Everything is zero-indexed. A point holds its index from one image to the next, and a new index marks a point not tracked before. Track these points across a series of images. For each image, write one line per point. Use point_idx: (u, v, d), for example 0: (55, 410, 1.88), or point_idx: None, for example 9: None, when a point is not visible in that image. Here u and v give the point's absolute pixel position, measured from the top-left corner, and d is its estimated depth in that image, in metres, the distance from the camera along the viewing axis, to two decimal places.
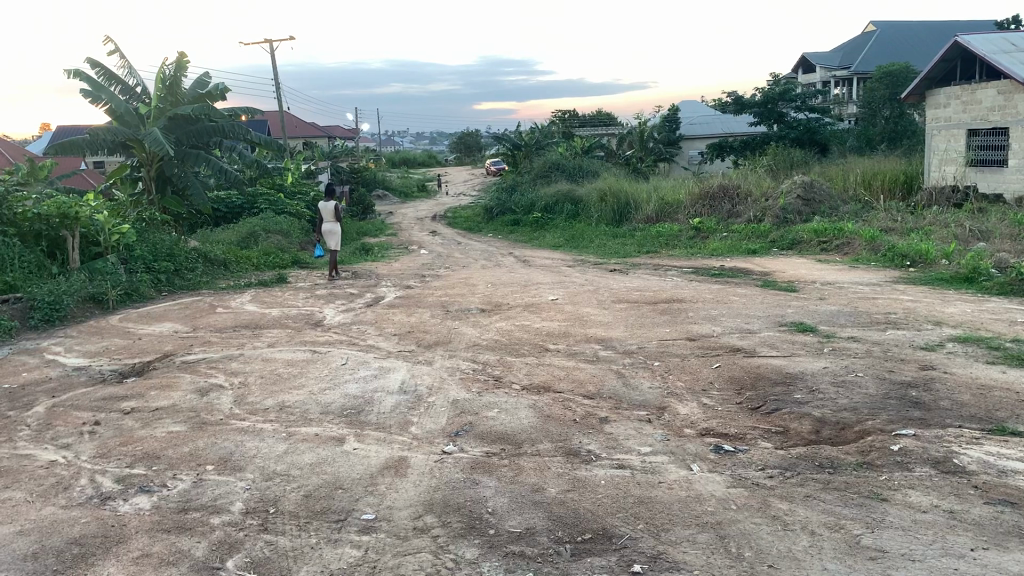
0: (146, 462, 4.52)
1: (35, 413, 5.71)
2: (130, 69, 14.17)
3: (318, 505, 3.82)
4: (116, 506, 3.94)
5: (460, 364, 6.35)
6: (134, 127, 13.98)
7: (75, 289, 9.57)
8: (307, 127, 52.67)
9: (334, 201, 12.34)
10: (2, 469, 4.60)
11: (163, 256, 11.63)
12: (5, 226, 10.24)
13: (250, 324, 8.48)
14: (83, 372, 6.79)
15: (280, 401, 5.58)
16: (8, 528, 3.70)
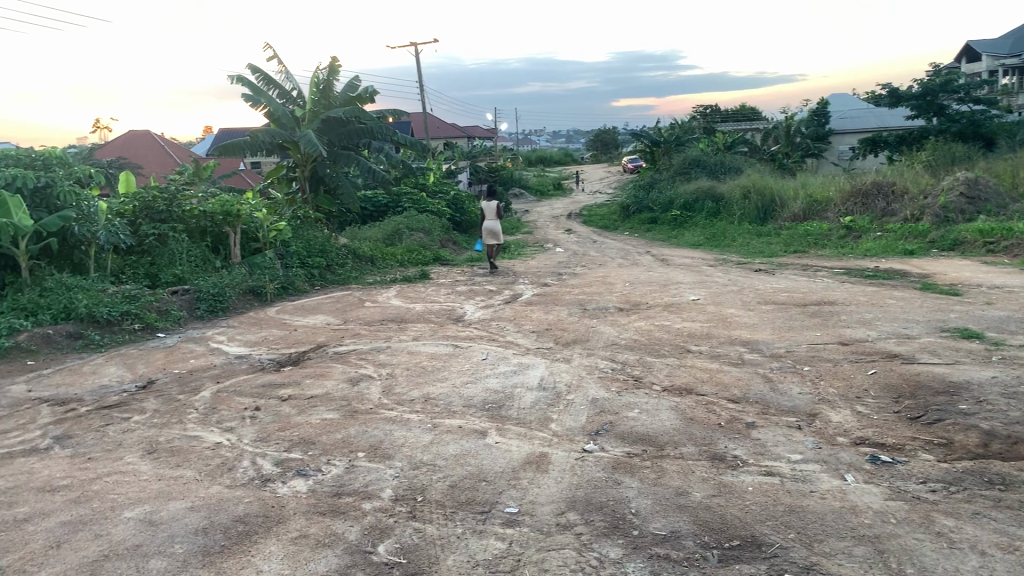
0: (302, 447, 4.77)
1: (202, 397, 6.13)
2: (287, 74, 14.96)
3: (463, 496, 3.92)
4: (276, 487, 4.18)
5: (599, 362, 6.34)
6: (289, 129, 14.74)
7: (236, 282, 10.20)
8: (448, 127, 53.93)
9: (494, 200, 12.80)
10: (175, 448, 4.96)
11: (316, 252, 12.20)
12: (174, 222, 11.02)
13: (396, 318, 8.78)
14: (244, 360, 7.23)
15: (425, 393, 5.76)
16: (181, 503, 3.99)
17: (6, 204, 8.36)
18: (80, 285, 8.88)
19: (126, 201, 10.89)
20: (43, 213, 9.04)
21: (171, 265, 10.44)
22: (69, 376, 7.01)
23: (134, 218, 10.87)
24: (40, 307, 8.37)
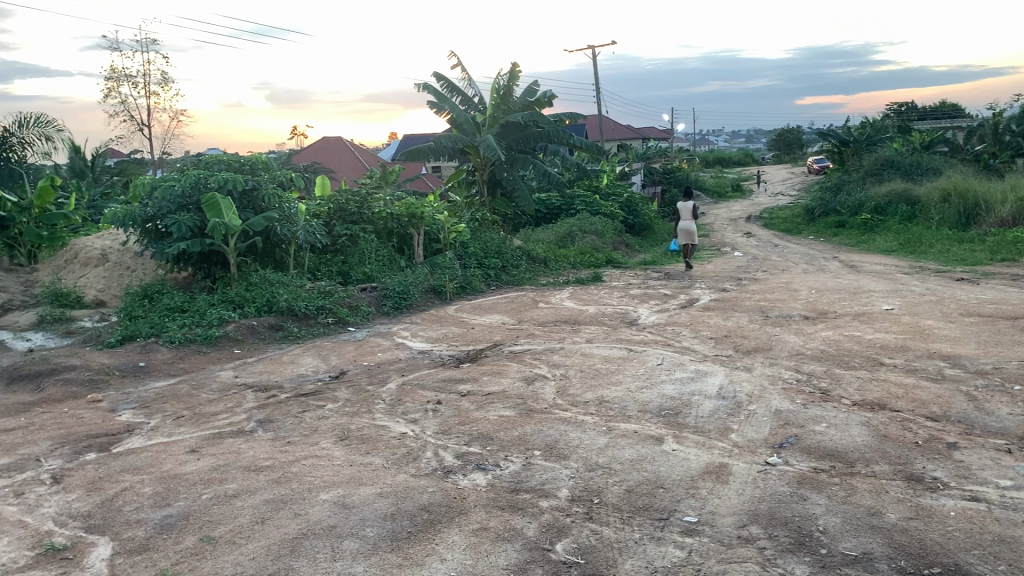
0: (482, 442, 4.92)
1: (388, 388, 6.46)
2: (470, 80, 15.44)
3: (641, 502, 3.90)
4: (457, 479, 4.34)
5: (783, 372, 6.11)
6: (470, 134, 15.21)
7: (419, 281, 10.65)
8: (623, 129, 53.73)
9: (692, 200, 12.86)
10: (364, 436, 5.26)
11: (493, 254, 12.52)
12: (364, 223, 11.65)
13: (570, 320, 8.86)
14: (426, 355, 7.54)
15: (599, 396, 5.77)
16: (371, 489, 4.23)
17: (219, 204, 9.16)
18: (281, 280, 9.57)
19: (322, 203, 11.63)
20: (250, 213, 9.82)
21: (361, 264, 11.04)
22: (270, 365, 7.59)
23: (329, 219, 11.59)
24: (245, 300, 9.10)
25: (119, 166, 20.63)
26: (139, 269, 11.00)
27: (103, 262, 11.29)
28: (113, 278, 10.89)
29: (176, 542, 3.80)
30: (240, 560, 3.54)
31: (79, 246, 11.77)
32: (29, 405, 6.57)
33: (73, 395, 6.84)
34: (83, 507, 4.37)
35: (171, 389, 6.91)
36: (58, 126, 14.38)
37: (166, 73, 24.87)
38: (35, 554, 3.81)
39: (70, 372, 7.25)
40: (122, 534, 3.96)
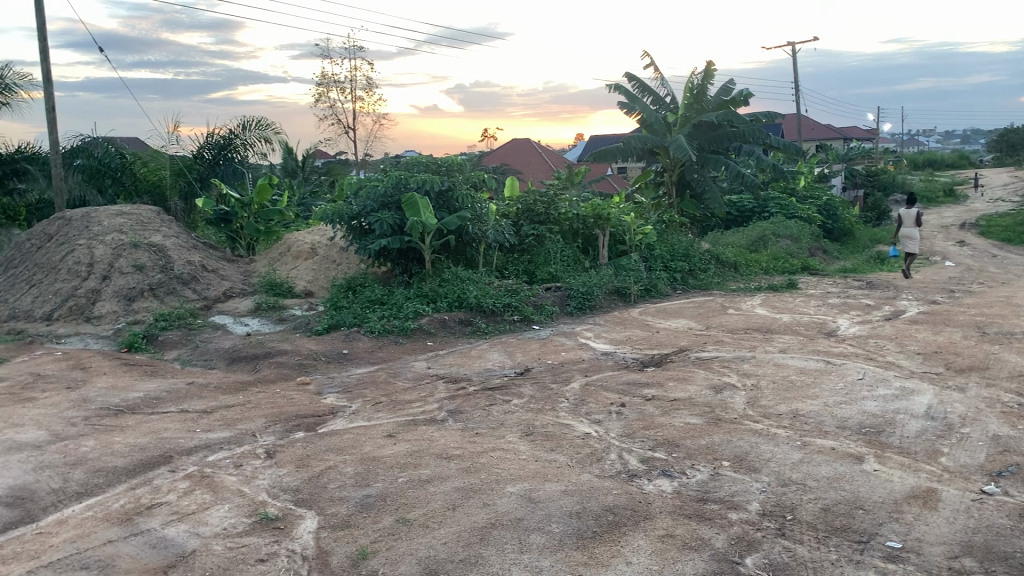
0: (667, 448, 4.86)
1: (573, 388, 6.52)
2: (662, 80, 15.28)
3: (838, 521, 3.71)
4: (642, 484, 4.31)
5: (1002, 395, 5.60)
6: (661, 134, 15.07)
7: (604, 282, 10.67)
8: (822, 128, 51.14)
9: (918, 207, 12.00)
10: (549, 433, 5.34)
11: (680, 257, 12.33)
12: (551, 223, 11.83)
13: (762, 328, 8.57)
14: (610, 357, 7.54)
15: (793, 408, 5.54)
16: (557, 486, 4.29)
17: (417, 204, 9.60)
18: (472, 277, 9.90)
19: (511, 203, 11.91)
20: (445, 212, 10.21)
21: (547, 263, 11.23)
22: (460, 358, 7.87)
23: (517, 219, 11.85)
24: (438, 296, 9.50)
25: (326, 166, 22.10)
26: (343, 264, 11.80)
27: (312, 256, 12.15)
28: (320, 271, 11.70)
29: (375, 521, 4.03)
30: (432, 543, 3.70)
31: (291, 240, 12.73)
32: (246, 385, 7.20)
33: (283, 377, 7.42)
34: (292, 480, 4.74)
35: (370, 376, 7.33)
36: (276, 129, 15.61)
37: (370, 79, 26.36)
38: (251, 521, 4.17)
39: (281, 356, 7.87)
40: (327, 509, 4.26)
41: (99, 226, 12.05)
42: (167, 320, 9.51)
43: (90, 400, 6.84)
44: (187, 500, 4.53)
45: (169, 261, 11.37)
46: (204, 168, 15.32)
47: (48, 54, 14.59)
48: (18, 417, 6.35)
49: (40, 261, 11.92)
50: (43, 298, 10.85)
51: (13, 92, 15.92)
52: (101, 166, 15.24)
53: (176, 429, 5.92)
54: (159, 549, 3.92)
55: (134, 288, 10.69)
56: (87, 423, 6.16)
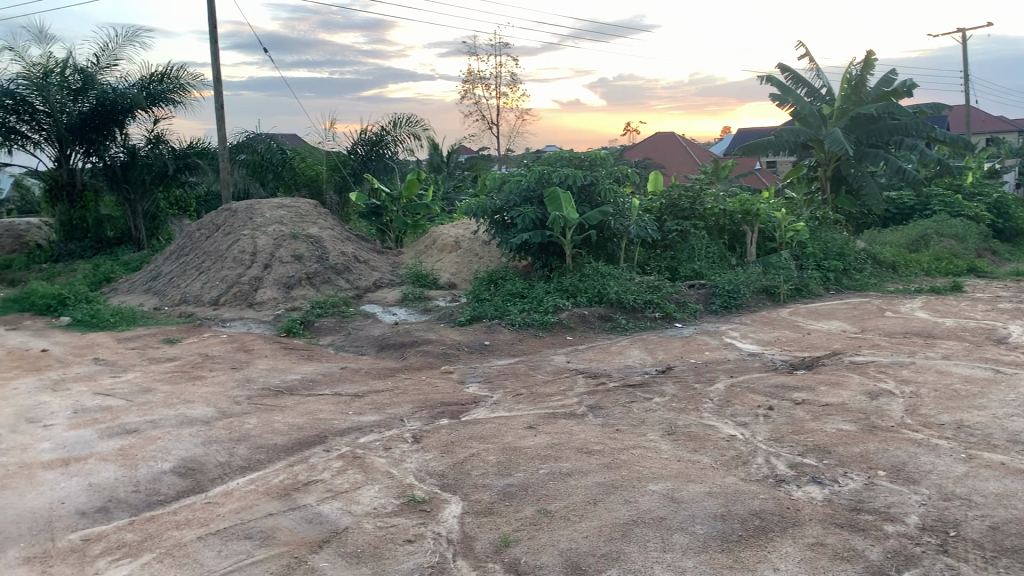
0: (818, 454, 4.68)
1: (717, 388, 6.38)
2: (818, 71, 14.67)
3: (1009, 542, 3.47)
4: (790, 489, 4.17)
5: None
6: (816, 128, 14.47)
7: (751, 280, 10.37)
8: (994, 121, 47.61)
9: None
10: (693, 433, 5.25)
11: (833, 256, 11.80)
12: (696, 219, 11.61)
13: (923, 332, 8.09)
14: (757, 358, 7.32)
15: (957, 419, 5.21)
16: (701, 487, 4.22)
17: (559, 199, 9.61)
18: (614, 273, 9.85)
19: (655, 199, 11.76)
20: (588, 207, 10.21)
21: (691, 260, 11.03)
22: (601, 353, 7.85)
23: (661, 215, 11.70)
24: (579, 291, 9.52)
25: (469, 161, 22.53)
26: (486, 257, 12.01)
27: (456, 248, 12.43)
28: (464, 264, 11.95)
29: (517, 510, 4.10)
30: (574, 536, 3.73)
31: (436, 233, 13.07)
32: (394, 371, 7.47)
33: (429, 365, 7.65)
34: (438, 465, 4.88)
35: (511, 368, 7.44)
36: (424, 125, 16.02)
37: (515, 75, 26.65)
38: (399, 503, 4.33)
39: (427, 345, 8.12)
40: (471, 496, 4.36)
41: (261, 218, 12.81)
42: (322, 308, 10.01)
43: (252, 380, 7.30)
44: (340, 479, 4.75)
45: (325, 251, 11.97)
46: (358, 164, 15.93)
47: (218, 56, 15.60)
48: (189, 394, 6.85)
49: (209, 249, 12.78)
50: (211, 283, 11.64)
51: (187, 91, 17.11)
52: (265, 161, 16.28)
53: (330, 411, 6.22)
54: (314, 524, 4.13)
55: (292, 277, 11.34)
56: (250, 401, 6.58)
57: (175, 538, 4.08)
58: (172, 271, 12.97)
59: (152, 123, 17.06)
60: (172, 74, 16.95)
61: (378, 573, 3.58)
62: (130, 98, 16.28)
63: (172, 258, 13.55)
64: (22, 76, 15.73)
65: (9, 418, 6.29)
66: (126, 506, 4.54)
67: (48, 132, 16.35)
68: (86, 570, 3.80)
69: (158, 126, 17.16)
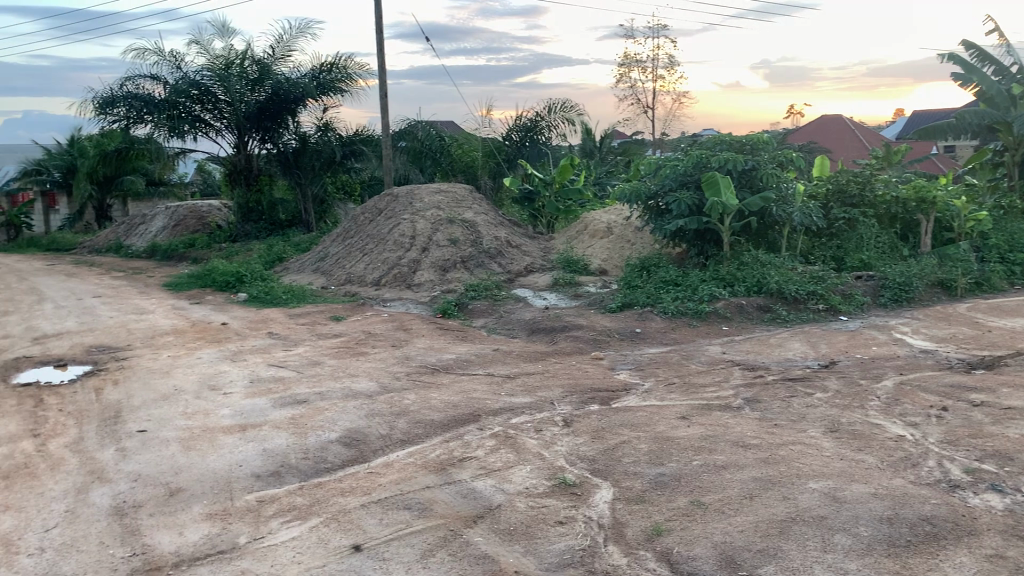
0: (998, 461, 4.36)
1: (885, 386, 6.06)
2: (1008, 47, 13.54)
3: None
4: (966, 496, 3.91)
5: None
6: (1003, 109, 13.38)
7: (925, 273, 9.74)
8: None
9: None
10: (857, 432, 5.02)
11: (1019, 248, 10.90)
12: (865, 207, 11.03)
13: None
14: (930, 356, 6.89)
15: None
16: (865, 487, 4.03)
17: (718, 183, 9.35)
18: (773, 262, 9.51)
19: (820, 184, 11.21)
20: (747, 193, 9.89)
21: (858, 250, 10.49)
22: (759, 345, 7.62)
23: (826, 201, 11.07)
24: (736, 280, 9.28)
25: (622, 146, 22.39)
26: (638, 244, 11.87)
27: (608, 234, 12.37)
28: (615, 250, 11.87)
29: (670, 500, 4.06)
30: (729, 530, 3.66)
31: (589, 218, 13.06)
32: (545, 355, 7.56)
33: (580, 351, 7.68)
34: (589, 450, 4.90)
35: (664, 357, 7.36)
36: (579, 110, 15.99)
37: (672, 57, 26.17)
38: (551, 485, 4.38)
39: (578, 330, 8.15)
40: (622, 482, 4.36)
41: (420, 202, 13.25)
42: (476, 291, 10.26)
43: (411, 358, 7.59)
44: (493, 458, 4.86)
45: (479, 236, 12.23)
46: (512, 150, 16.09)
47: (382, 45, 16.21)
48: (352, 368, 7.21)
49: (371, 232, 13.35)
50: (373, 265, 12.16)
51: (353, 80, 17.85)
52: (424, 147, 17.02)
53: (484, 391, 6.37)
54: (469, 500, 4.26)
55: (448, 260, 11.67)
56: (408, 378, 6.85)
57: (340, 504, 4.31)
58: (337, 252, 13.64)
59: (322, 111, 17.94)
60: (340, 63, 17.71)
61: (530, 552, 3.65)
62: (302, 87, 17.18)
63: (337, 240, 14.25)
64: (207, 67, 16.91)
65: (194, 384, 6.84)
66: (296, 471, 4.85)
67: (228, 121, 17.55)
68: (261, 529, 4.09)
69: (327, 114, 18.03)
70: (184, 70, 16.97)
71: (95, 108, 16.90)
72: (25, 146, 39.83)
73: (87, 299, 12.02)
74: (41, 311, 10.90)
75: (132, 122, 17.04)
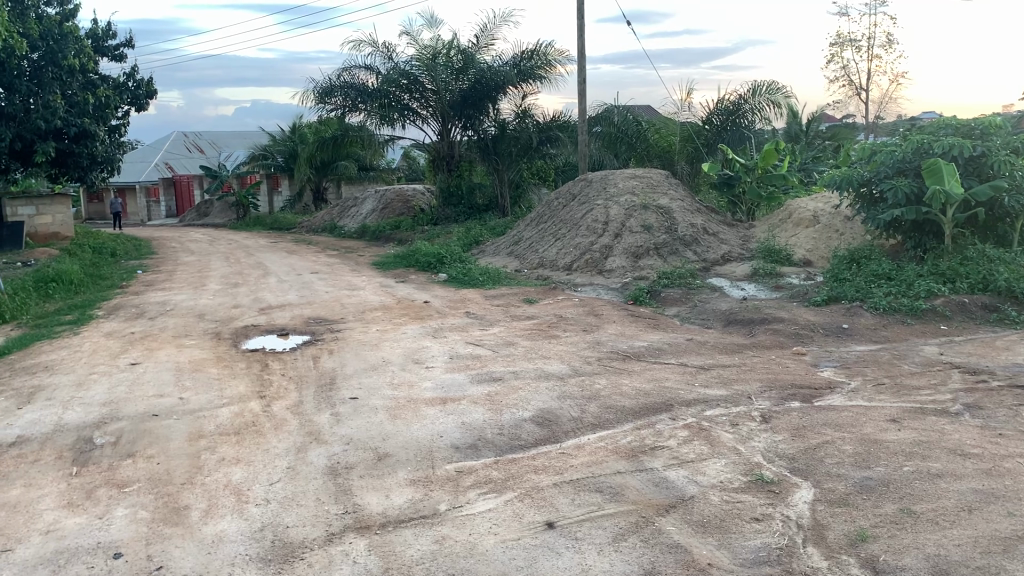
0: None
1: None
2: None
3: None
4: None
5: None
6: None
7: None
8: None
9: None
10: None
11: None
12: None
13: None
14: None
15: None
16: None
17: (941, 171, 8.65)
18: (1003, 257, 8.69)
19: None
20: (974, 181, 9.09)
21: None
22: (982, 348, 7.01)
23: None
24: (958, 276, 8.56)
25: (831, 130, 21.24)
26: (847, 234, 11.23)
27: (814, 224, 11.78)
28: (822, 241, 11.29)
29: (876, 506, 3.85)
30: (944, 542, 3.43)
31: (793, 206, 12.50)
32: (742, 347, 7.34)
33: (780, 345, 7.40)
34: (789, 449, 4.73)
35: (873, 355, 6.94)
36: (786, 92, 15.25)
37: (891, 34, 24.47)
38: (747, 480, 4.28)
39: (779, 323, 7.86)
40: (824, 483, 4.18)
41: (615, 188, 13.25)
42: (670, 279, 10.12)
43: (603, 343, 7.63)
44: (686, 449, 4.81)
45: (674, 222, 12.03)
46: (712, 134, 15.69)
47: (582, 30, 16.27)
48: (546, 350, 7.36)
49: (565, 217, 13.50)
50: (566, 250, 12.31)
51: (553, 67, 18.03)
52: (621, 132, 16.90)
53: (677, 380, 6.31)
54: (661, 489, 4.24)
55: (641, 247, 11.59)
56: (601, 363, 6.89)
57: (534, 481, 4.44)
58: (531, 237, 13.89)
59: (521, 98, 18.30)
60: (541, 51, 17.91)
61: (725, 546, 3.58)
62: (502, 76, 17.60)
63: (532, 225, 14.50)
64: (416, 57, 17.70)
65: (400, 358, 7.25)
66: (492, 446, 5.03)
67: (433, 109, 18.36)
68: (460, 498, 4.28)
69: (526, 101, 18.36)
70: (395, 60, 17.87)
71: (315, 98, 18.19)
72: (252, 133, 43.44)
73: (305, 275, 13.00)
74: (266, 284, 11.91)
75: (348, 110, 18.22)
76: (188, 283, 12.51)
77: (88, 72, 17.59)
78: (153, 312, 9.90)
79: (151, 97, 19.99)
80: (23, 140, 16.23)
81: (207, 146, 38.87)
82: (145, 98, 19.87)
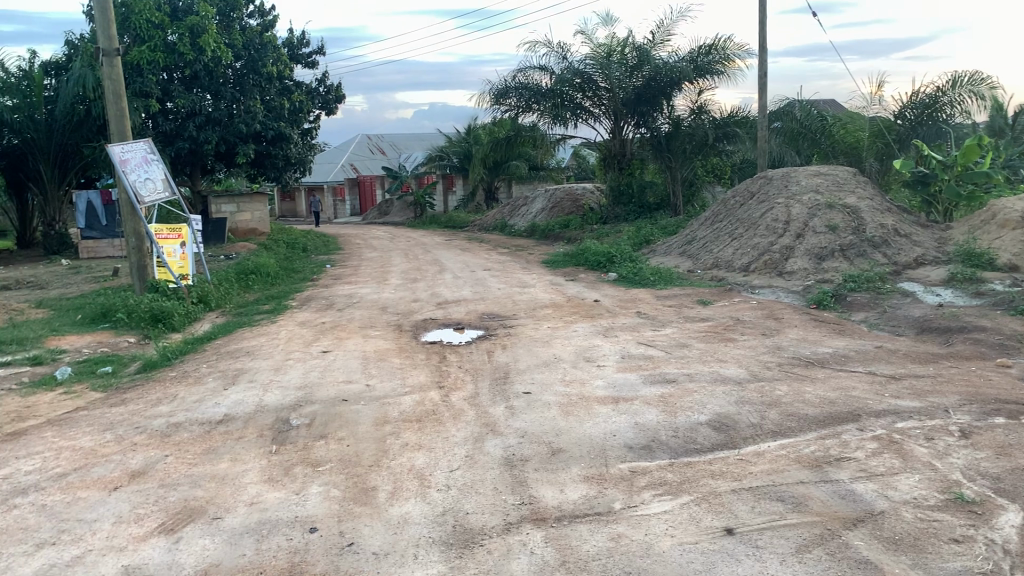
0: None
1: None
2: None
3: None
4: None
5: None
6: None
7: None
8: None
9: None
10: None
11: None
12: None
13: None
14: None
15: None
16: None
17: None
18: None
19: None
20: None
21: None
22: None
23: None
24: None
25: None
26: None
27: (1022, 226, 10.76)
28: None
29: None
30: None
31: (998, 206, 11.49)
32: (937, 357, 6.86)
33: (981, 356, 6.86)
34: (993, 468, 4.38)
35: None
36: (992, 82, 14.00)
37: None
38: (945, 499, 4.01)
39: (980, 333, 7.30)
40: None
41: (797, 186, 12.73)
42: (856, 282, 9.64)
43: (783, 348, 7.37)
44: (875, 462, 4.56)
45: (863, 222, 11.37)
46: (904, 129, 14.66)
47: (763, 23, 15.75)
48: (722, 354, 7.20)
49: (742, 217, 13.14)
50: (743, 251, 12.00)
51: (731, 61, 17.50)
52: (803, 127, 16.58)
53: (864, 390, 5.99)
54: (847, 501, 4.05)
55: (825, 248, 11.07)
56: (781, 368, 6.67)
57: (711, 486, 4.36)
58: (705, 236, 13.61)
59: (697, 94, 17.90)
60: (719, 46, 17.45)
61: (920, 566, 3.38)
62: (678, 72, 17.29)
63: (706, 224, 14.16)
64: (591, 56, 17.73)
65: (572, 355, 7.32)
66: (666, 448, 4.98)
67: (607, 107, 18.33)
68: (634, 498, 4.28)
69: (701, 97, 17.96)
70: (569, 60, 17.99)
71: (491, 100, 18.62)
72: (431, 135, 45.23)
73: (479, 272, 13.37)
74: (443, 280, 12.37)
75: (522, 110, 18.56)
76: (372, 277, 13.19)
77: (284, 79, 18.89)
78: (341, 304, 10.53)
79: (340, 101, 21.17)
80: (228, 143, 17.55)
81: (389, 148, 40.75)
82: (335, 102, 21.09)
